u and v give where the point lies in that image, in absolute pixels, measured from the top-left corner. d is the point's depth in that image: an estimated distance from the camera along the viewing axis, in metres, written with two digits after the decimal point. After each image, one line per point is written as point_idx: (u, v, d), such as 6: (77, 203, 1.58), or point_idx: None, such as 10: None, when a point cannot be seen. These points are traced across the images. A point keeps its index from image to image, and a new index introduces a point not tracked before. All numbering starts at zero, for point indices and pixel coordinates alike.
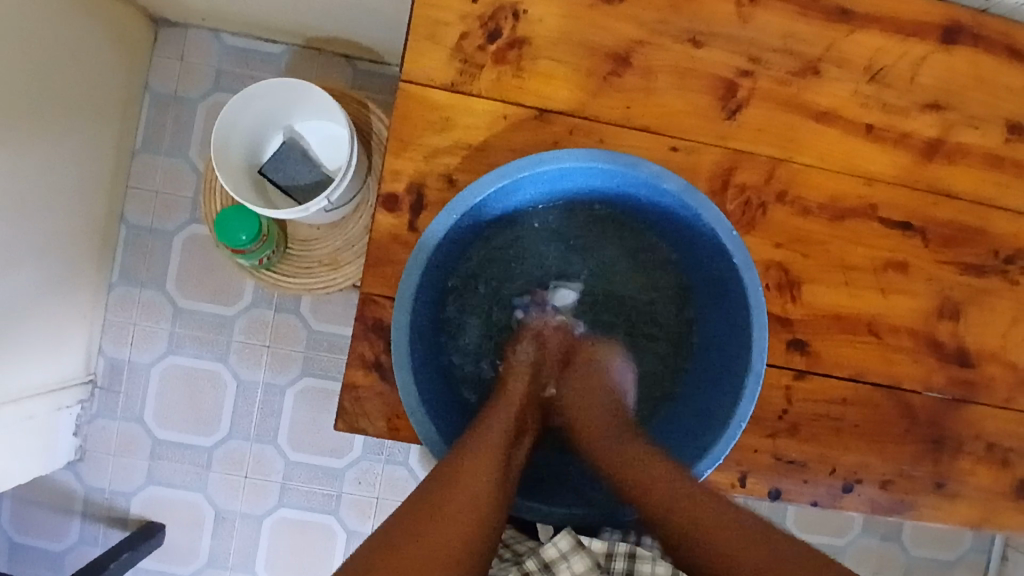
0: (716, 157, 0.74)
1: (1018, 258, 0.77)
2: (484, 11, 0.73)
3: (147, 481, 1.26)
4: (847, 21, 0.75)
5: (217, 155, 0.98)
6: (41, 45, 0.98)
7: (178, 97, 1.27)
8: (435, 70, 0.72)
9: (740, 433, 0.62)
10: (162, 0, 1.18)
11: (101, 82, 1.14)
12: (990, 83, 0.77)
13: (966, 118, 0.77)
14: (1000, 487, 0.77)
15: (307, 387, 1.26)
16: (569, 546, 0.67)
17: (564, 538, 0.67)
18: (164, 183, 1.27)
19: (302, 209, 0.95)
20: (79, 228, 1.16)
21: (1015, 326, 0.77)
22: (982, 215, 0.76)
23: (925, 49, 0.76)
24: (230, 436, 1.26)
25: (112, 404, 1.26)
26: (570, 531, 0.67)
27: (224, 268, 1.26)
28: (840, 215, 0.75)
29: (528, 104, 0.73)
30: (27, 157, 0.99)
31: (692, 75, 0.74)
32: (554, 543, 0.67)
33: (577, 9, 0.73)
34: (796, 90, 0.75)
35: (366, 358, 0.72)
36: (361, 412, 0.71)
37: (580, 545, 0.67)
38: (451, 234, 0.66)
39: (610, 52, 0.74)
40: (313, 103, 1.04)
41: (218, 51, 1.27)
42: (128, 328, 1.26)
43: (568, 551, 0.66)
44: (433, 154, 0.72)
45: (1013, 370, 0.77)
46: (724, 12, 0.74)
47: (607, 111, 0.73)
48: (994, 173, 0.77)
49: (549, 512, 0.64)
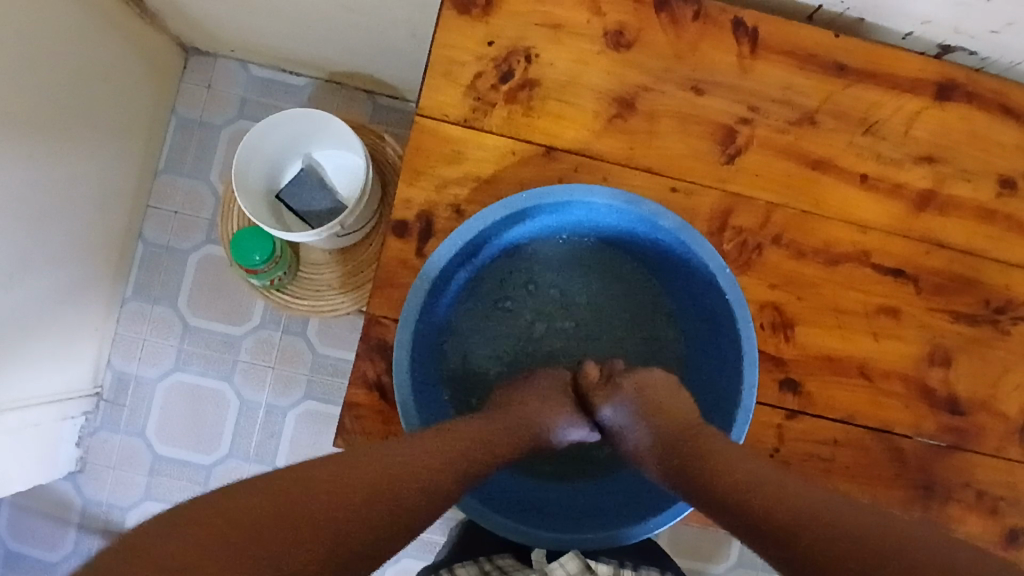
0: (715, 199, 0.77)
1: (1009, 308, 0.79)
2: (498, 54, 0.77)
3: (144, 496, 1.28)
4: (843, 76, 0.79)
5: (237, 178, 1.02)
6: (71, 65, 1.03)
7: (203, 122, 1.33)
8: (449, 106, 0.76)
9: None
10: (196, 30, 1.25)
11: (127, 104, 1.20)
12: (982, 139, 0.80)
13: (958, 171, 0.79)
14: (990, 536, 0.77)
15: (308, 410, 1.29)
16: (576, 568, 0.68)
17: (573, 560, 0.68)
18: (184, 203, 1.32)
19: (315, 233, 0.98)
20: (98, 243, 1.21)
21: (1006, 376, 0.78)
22: (974, 265, 0.78)
23: (919, 104, 0.79)
24: (228, 455, 1.28)
25: (117, 416, 1.29)
26: (578, 554, 0.69)
27: (236, 288, 1.31)
28: (834, 260, 0.77)
29: (536, 141, 0.76)
30: (50, 171, 1.04)
31: (694, 121, 0.77)
32: (562, 565, 0.68)
33: (586, 55, 0.77)
34: (793, 139, 0.78)
35: (368, 377, 0.74)
36: (360, 430, 0.73)
37: (587, 569, 0.69)
38: (456, 260, 0.69)
39: (616, 96, 0.77)
40: (332, 133, 1.09)
41: (244, 81, 1.34)
42: (138, 343, 1.30)
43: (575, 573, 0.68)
44: (444, 184, 0.75)
45: (1004, 419, 0.78)
46: (725, 63, 0.78)
47: (611, 151, 0.77)
48: (985, 226, 0.79)
49: (538, 535, 0.66)
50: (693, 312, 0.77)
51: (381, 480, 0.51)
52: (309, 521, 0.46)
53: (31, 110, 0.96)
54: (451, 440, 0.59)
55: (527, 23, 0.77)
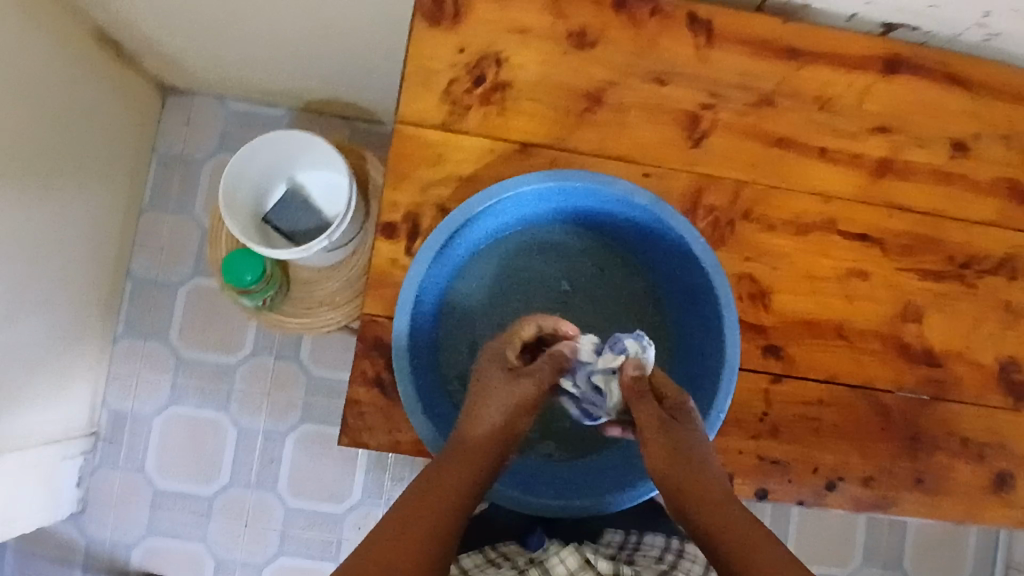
0: (686, 181, 0.81)
1: (972, 263, 0.83)
2: (470, 60, 0.81)
3: (148, 533, 1.30)
4: (795, 58, 0.83)
5: (225, 201, 1.05)
6: (54, 107, 1.06)
7: (186, 157, 1.37)
8: (427, 112, 0.80)
9: (720, 425, 0.68)
10: (175, 71, 1.30)
11: (110, 143, 1.23)
12: (931, 106, 0.85)
13: (912, 138, 0.84)
14: (980, 482, 0.80)
15: (306, 433, 1.32)
16: (575, 564, 0.70)
17: (571, 556, 0.71)
18: (171, 237, 1.36)
19: (305, 248, 1.00)
20: (89, 281, 1.23)
21: (977, 327, 0.82)
22: (936, 226, 0.83)
23: (869, 79, 0.84)
24: (228, 484, 1.31)
25: (114, 455, 1.31)
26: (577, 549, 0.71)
27: (226, 316, 1.34)
28: (803, 229, 0.81)
29: (512, 140, 0.81)
30: (37, 211, 1.06)
31: (660, 110, 0.82)
32: (563, 560, 0.71)
33: (553, 55, 0.82)
34: (754, 120, 0.82)
35: (368, 374, 0.76)
36: (364, 427, 0.75)
37: (588, 564, 0.70)
38: (444, 251, 0.72)
39: (584, 92, 0.82)
40: (315, 154, 1.12)
41: (223, 115, 1.38)
42: (132, 379, 1.32)
43: (575, 568, 0.70)
44: (428, 186, 0.79)
45: (981, 368, 0.81)
46: (685, 54, 0.82)
47: (583, 144, 0.81)
48: (943, 187, 0.84)
49: (526, 502, 0.69)
50: (674, 285, 0.81)
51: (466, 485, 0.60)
52: (414, 537, 0.53)
53: (19, 154, 0.99)
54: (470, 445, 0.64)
55: (495, 30, 0.81)
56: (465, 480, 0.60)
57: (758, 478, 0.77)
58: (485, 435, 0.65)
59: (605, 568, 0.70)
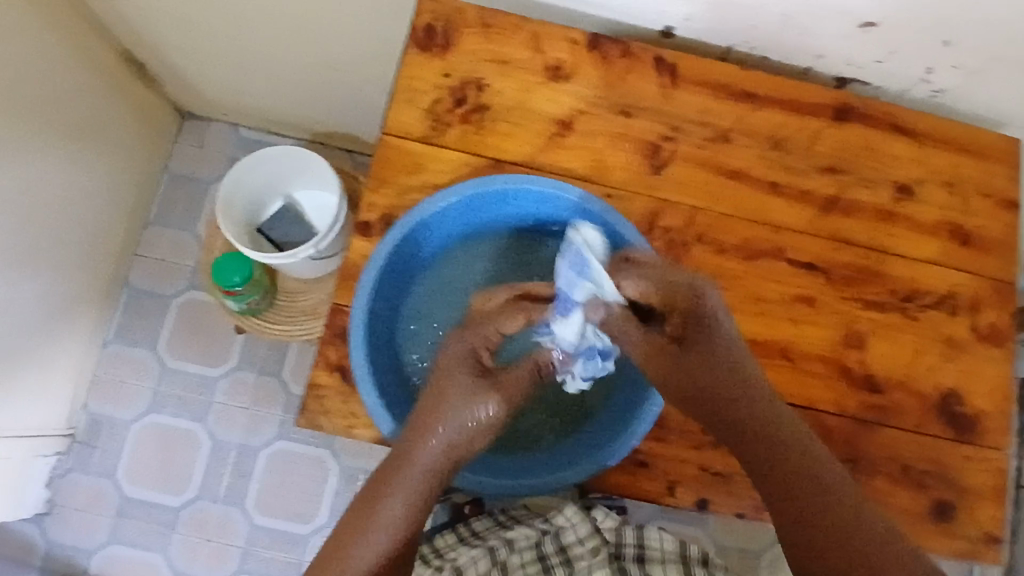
0: (645, 204, 0.87)
1: (915, 297, 0.88)
2: (454, 83, 0.89)
3: (110, 538, 1.37)
4: (751, 101, 0.91)
5: (221, 208, 1.12)
6: (60, 120, 1.18)
7: (195, 178, 1.49)
8: (411, 125, 0.87)
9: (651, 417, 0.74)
10: (194, 97, 1.43)
11: (119, 162, 1.35)
12: (878, 152, 0.91)
13: (859, 179, 0.90)
14: (917, 508, 0.83)
15: (279, 450, 1.41)
16: (574, 517, 0.85)
17: (577, 516, 0.85)
18: (169, 252, 1.47)
19: (290, 253, 1.06)
20: (80, 285, 1.33)
21: (918, 358, 0.86)
22: (881, 261, 0.88)
23: (820, 124, 0.91)
24: (197, 497, 1.39)
25: (87, 459, 1.40)
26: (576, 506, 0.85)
27: (213, 330, 1.44)
28: (753, 255, 0.87)
29: (486, 156, 0.88)
30: (33, 214, 1.17)
31: (624, 138, 0.89)
32: (564, 514, 0.85)
33: (529, 84, 0.90)
34: (710, 153, 0.89)
35: (330, 360, 0.80)
36: (321, 410, 0.79)
37: (591, 523, 0.84)
38: (409, 242, 0.79)
39: (555, 118, 0.89)
40: (313, 173, 1.20)
41: (235, 141, 1.51)
42: (115, 386, 1.42)
43: (574, 521, 0.85)
44: (405, 191, 0.86)
45: (920, 398, 0.85)
46: (650, 90, 0.90)
47: (551, 165, 0.88)
48: (887, 226, 0.89)
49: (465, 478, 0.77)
50: None
51: (403, 504, 0.73)
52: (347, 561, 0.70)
53: (19, 156, 1.10)
54: (419, 457, 0.75)
55: (478, 60, 0.90)
56: (400, 503, 0.73)
57: (699, 488, 0.81)
58: (427, 448, 0.75)
59: (608, 524, 0.86)
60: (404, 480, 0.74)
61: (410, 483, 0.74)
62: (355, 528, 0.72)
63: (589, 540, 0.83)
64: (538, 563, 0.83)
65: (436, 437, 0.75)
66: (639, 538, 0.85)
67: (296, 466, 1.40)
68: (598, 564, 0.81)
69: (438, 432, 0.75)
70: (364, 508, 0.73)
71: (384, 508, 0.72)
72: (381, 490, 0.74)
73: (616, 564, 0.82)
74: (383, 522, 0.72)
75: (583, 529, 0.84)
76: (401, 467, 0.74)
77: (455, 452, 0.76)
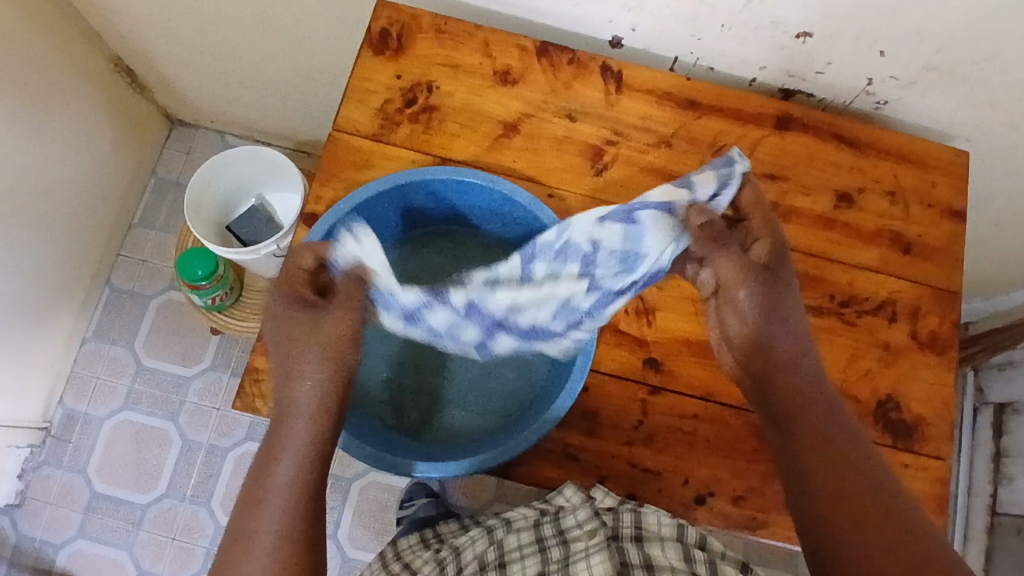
0: (586, 206, 0.90)
1: (852, 302, 0.89)
2: (405, 85, 0.92)
3: (78, 534, 1.38)
4: (694, 109, 0.93)
5: (191, 201, 1.16)
6: (50, 120, 1.22)
7: (180, 183, 1.54)
8: (361, 124, 0.90)
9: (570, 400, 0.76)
10: (182, 105, 1.48)
11: (107, 163, 1.39)
12: (819, 161, 0.93)
13: (799, 187, 0.92)
14: None
15: (247, 452, 1.42)
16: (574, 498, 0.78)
17: (574, 493, 0.78)
18: (152, 254, 1.50)
19: (252, 249, 1.09)
20: (61, 281, 1.36)
21: (855, 362, 0.87)
22: (819, 266, 0.89)
23: (761, 132, 0.93)
24: (164, 495, 1.40)
25: (60, 453, 1.41)
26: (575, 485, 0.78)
27: (189, 331, 1.47)
28: None
29: (432, 154, 0.90)
30: (18, 209, 1.20)
31: (569, 141, 0.91)
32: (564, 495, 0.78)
33: (479, 88, 0.93)
34: (652, 157, 0.92)
35: (269, 346, 0.82)
36: (257, 394, 0.81)
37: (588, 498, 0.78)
38: None
39: (502, 120, 0.92)
40: (284, 177, 1.24)
41: (221, 149, 1.56)
42: (91, 382, 1.44)
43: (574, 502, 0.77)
44: (353, 187, 0.89)
45: (856, 402, 0.86)
46: (596, 96, 0.93)
47: (497, 165, 0.91)
48: (826, 232, 0.91)
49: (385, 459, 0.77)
50: None
51: (287, 483, 0.74)
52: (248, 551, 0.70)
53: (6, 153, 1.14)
54: (288, 431, 0.76)
55: (429, 63, 0.93)
56: (285, 487, 0.73)
57: (629, 484, 0.81)
58: (298, 422, 0.76)
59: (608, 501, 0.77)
60: (282, 461, 0.75)
61: (288, 459, 0.75)
62: (243, 519, 0.72)
63: (587, 521, 0.76)
64: (535, 547, 0.78)
65: (302, 407, 0.77)
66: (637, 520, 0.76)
67: None
68: (595, 548, 0.75)
69: (302, 379, 0.78)
70: (248, 501, 0.73)
71: (266, 494, 0.73)
72: (261, 480, 0.74)
73: (614, 546, 0.75)
74: (273, 509, 0.72)
75: (583, 513, 0.76)
76: (278, 451, 0.75)
77: (322, 415, 0.77)
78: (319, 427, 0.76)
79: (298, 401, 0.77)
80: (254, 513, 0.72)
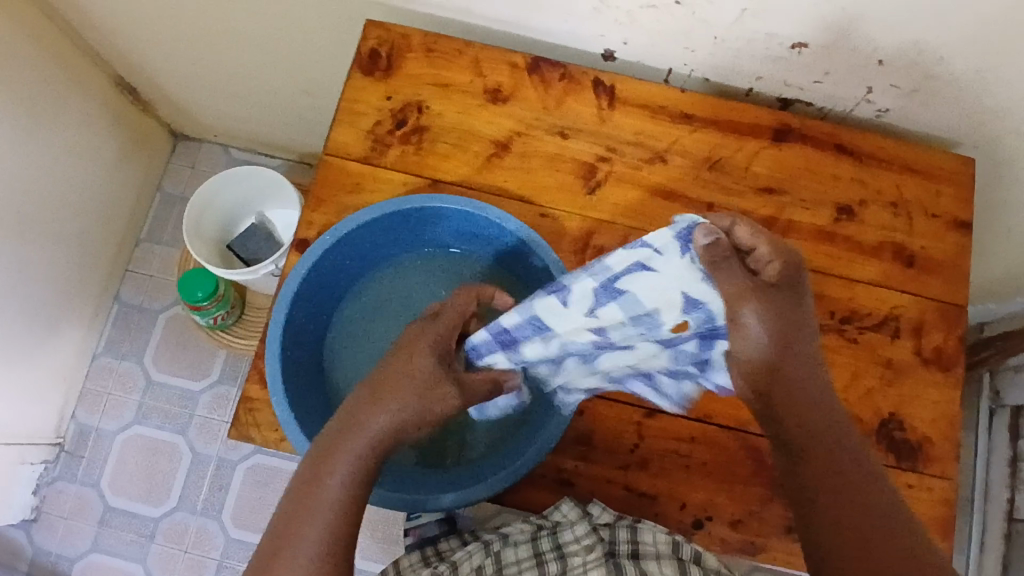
0: (579, 225, 0.89)
1: (854, 319, 0.86)
2: (394, 106, 0.91)
3: (92, 547, 1.40)
4: (689, 122, 0.91)
5: (190, 223, 1.17)
6: (55, 143, 1.23)
7: (185, 197, 1.55)
8: (351, 146, 0.90)
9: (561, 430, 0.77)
10: (185, 120, 1.49)
11: (112, 180, 1.40)
12: (818, 173, 0.90)
13: (798, 200, 0.90)
14: None
15: (257, 464, 1.43)
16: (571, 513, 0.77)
17: (571, 508, 0.77)
18: (159, 268, 1.52)
19: (251, 270, 1.09)
20: (70, 299, 1.38)
21: (856, 381, 0.85)
22: (819, 282, 0.87)
23: (758, 144, 0.91)
24: (175, 508, 1.41)
25: (74, 468, 1.43)
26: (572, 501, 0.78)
27: (196, 345, 1.48)
28: None
29: (423, 176, 0.90)
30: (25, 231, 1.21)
31: (561, 159, 0.90)
32: (560, 510, 0.77)
33: (470, 106, 0.92)
34: (646, 173, 0.90)
35: (263, 374, 0.82)
36: (252, 422, 0.81)
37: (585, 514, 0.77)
38: (335, 256, 0.83)
39: (493, 139, 0.91)
40: (282, 195, 1.24)
41: (225, 162, 1.56)
42: (103, 397, 1.46)
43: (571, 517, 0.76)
44: (344, 211, 0.88)
45: (858, 421, 0.84)
46: (588, 112, 0.91)
47: (488, 185, 0.90)
48: (826, 246, 0.88)
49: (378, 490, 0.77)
50: None
51: (332, 504, 0.64)
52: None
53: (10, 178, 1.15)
54: (348, 445, 0.66)
55: (420, 82, 0.92)
56: (327, 508, 0.63)
57: (624, 508, 0.80)
58: (360, 441, 0.67)
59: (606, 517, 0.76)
60: (329, 475, 0.65)
61: (335, 478, 0.64)
62: (278, 538, 0.62)
63: (584, 537, 0.74)
64: (534, 565, 0.74)
65: (369, 427, 0.67)
66: (633, 536, 0.75)
67: (272, 481, 1.42)
68: (594, 564, 0.72)
69: (390, 405, 0.68)
70: (286, 515, 0.64)
71: (304, 515, 0.63)
72: (303, 497, 0.64)
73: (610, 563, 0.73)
74: (312, 533, 0.62)
75: (581, 528, 0.75)
76: (327, 466, 0.65)
77: (383, 443, 0.68)
78: (374, 449, 0.67)
79: (363, 420, 0.68)
80: (290, 530, 0.62)
